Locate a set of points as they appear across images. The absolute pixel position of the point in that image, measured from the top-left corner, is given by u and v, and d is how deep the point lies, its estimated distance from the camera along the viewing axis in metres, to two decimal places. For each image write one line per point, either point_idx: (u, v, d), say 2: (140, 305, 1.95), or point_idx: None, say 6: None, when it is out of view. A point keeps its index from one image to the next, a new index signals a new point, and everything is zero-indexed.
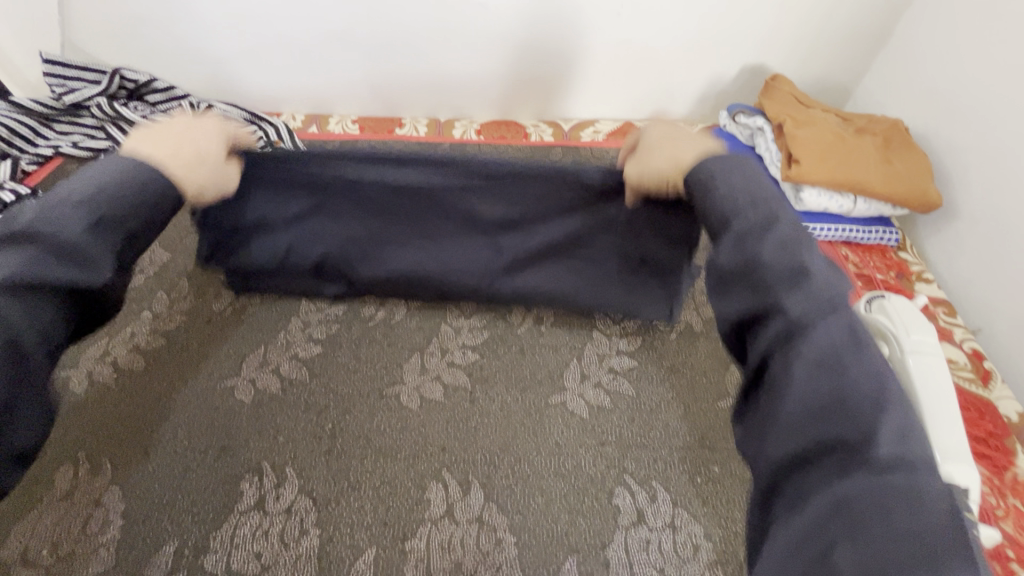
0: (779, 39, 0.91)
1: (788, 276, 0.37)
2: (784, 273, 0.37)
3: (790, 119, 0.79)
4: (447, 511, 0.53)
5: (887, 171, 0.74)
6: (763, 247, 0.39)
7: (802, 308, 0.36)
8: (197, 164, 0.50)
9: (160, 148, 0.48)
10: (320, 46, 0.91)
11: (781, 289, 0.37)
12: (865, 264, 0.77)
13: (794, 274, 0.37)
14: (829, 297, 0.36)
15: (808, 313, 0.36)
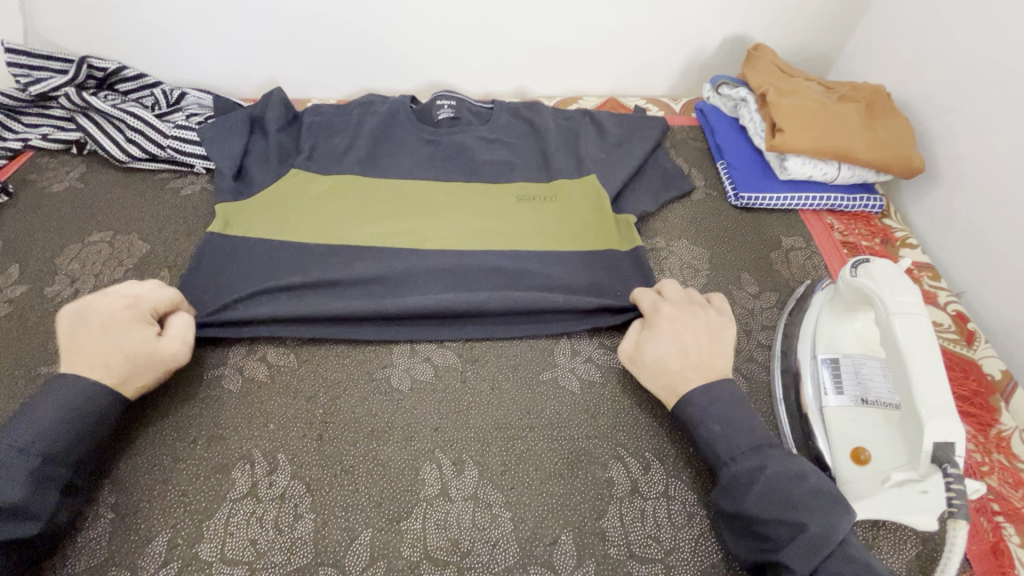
0: (760, 8, 0.90)
1: (791, 525, 0.45)
2: (784, 506, 0.45)
3: (773, 88, 0.78)
4: (442, 490, 0.53)
5: (872, 138, 0.73)
6: (766, 480, 0.47)
7: (822, 527, 0.44)
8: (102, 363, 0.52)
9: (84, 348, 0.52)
10: (296, 28, 0.89)
11: (781, 532, 0.45)
12: (850, 232, 0.78)
13: (794, 521, 0.45)
14: (830, 539, 0.44)
15: (810, 539, 0.44)
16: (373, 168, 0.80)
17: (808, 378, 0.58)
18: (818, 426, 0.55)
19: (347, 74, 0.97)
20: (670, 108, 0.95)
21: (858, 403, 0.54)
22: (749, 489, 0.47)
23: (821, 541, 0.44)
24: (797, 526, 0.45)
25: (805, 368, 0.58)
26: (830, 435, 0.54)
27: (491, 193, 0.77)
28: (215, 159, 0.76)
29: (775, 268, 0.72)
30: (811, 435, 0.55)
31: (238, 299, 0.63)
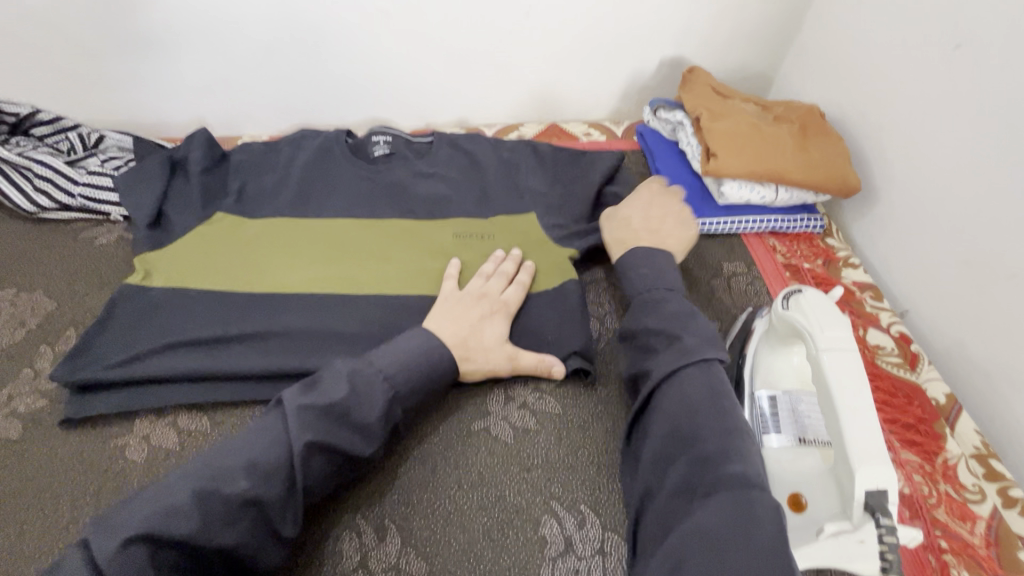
0: (695, 30, 0.90)
1: (720, 431, 0.45)
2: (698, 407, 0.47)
3: (708, 111, 0.77)
4: (360, 562, 0.49)
5: (806, 159, 0.73)
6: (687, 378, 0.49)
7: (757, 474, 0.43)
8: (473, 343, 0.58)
9: (447, 329, 0.58)
10: (223, 63, 0.86)
11: (707, 435, 0.45)
12: (792, 254, 0.76)
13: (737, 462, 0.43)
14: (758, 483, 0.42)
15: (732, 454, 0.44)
16: (301, 207, 0.76)
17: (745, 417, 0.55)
18: None
19: (281, 109, 0.94)
20: (612, 132, 0.94)
21: (797, 444, 0.52)
22: (686, 387, 0.49)
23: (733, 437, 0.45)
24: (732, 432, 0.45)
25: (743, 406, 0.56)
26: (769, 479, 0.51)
27: (427, 230, 0.74)
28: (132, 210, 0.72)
29: (716, 295, 0.71)
30: None
31: (150, 350, 0.60)
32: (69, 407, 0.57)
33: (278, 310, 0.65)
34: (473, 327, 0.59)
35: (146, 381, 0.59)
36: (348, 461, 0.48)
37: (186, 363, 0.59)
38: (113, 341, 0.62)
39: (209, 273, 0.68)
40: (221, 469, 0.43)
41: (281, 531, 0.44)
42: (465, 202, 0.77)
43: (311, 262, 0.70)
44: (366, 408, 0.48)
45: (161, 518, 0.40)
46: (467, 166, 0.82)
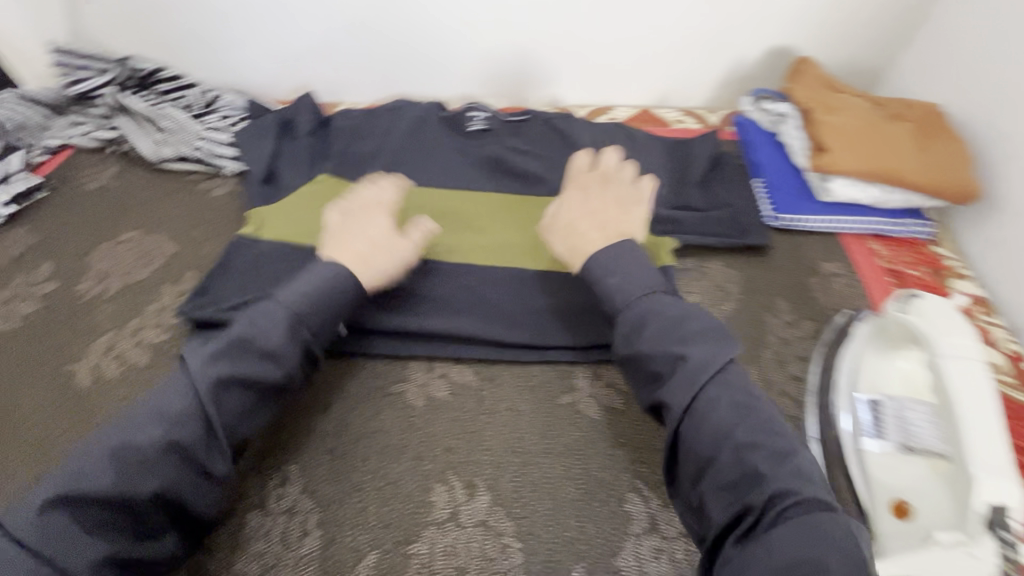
0: (807, 19, 0.86)
1: (777, 451, 0.42)
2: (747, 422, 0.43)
3: (819, 106, 0.75)
4: (451, 515, 0.52)
5: (924, 161, 0.69)
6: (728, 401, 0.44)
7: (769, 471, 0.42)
8: (382, 247, 0.59)
9: (357, 242, 0.59)
10: (332, 31, 0.89)
11: (759, 459, 0.42)
12: (896, 259, 0.73)
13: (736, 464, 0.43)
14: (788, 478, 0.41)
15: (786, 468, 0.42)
16: (399, 173, 0.79)
17: (845, 417, 0.54)
18: (853, 471, 0.51)
19: (379, 79, 0.96)
20: (707, 121, 0.92)
21: (901, 451, 0.51)
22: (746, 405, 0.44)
23: (798, 467, 0.42)
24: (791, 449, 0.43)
25: (842, 408, 0.54)
26: (868, 482, 0.50)
27: (520, 205, 0.76)
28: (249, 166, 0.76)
29: (813, 294, 0.69)
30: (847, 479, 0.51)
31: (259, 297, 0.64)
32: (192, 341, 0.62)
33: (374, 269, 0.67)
34: (345, 242, 0.59)
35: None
36: (266, 392, 0.49)
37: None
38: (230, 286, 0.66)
39: (313, 228, 0.71)
40: (134, 423, 0.45)
41: (211, 469, 0.46)
42: (558, 180, 0.78)
43: (408, 228, 0.73)
44: (215, 375, 0.47)
45: (114, 464, 0.43)
46: (560, 145, 0.82)
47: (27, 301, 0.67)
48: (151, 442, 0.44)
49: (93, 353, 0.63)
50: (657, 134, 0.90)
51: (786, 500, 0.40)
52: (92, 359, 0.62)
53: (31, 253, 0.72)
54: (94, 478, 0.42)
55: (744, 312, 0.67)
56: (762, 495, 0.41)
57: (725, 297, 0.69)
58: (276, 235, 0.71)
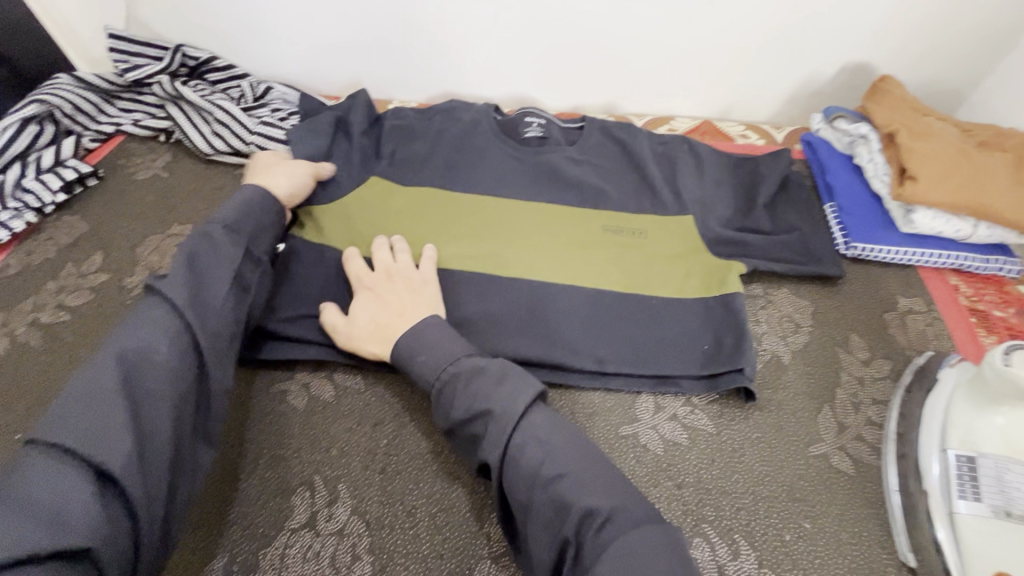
0: (890, 35, 0.81)
1: (553, 473, 0.46)
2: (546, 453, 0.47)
3: (904, 128, 0.70)
4: (508, 550, 0.49)
5: (1022, 195, 0.64)
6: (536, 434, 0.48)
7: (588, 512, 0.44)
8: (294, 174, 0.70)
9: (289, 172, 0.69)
10: (387, 27, 0.86)
11: (566, 490, 0.45)
12: (979, 298, 0.68)
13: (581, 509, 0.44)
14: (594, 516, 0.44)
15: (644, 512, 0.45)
16: (453, 178, 0.76)
17: (933, 474, 0.50)
18: (944, 534, 0.48)
19: (432, 77, 0.94)
20: (773, 138, 0.88)
21: (1000, 516, 0.46)
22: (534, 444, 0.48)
23: (603, 486, 0.46)
24: (561, 472, 0.46)
25: (930, 464, 0.51)
26: (960, 548, 0.47)
27: (580, 219, 0.72)
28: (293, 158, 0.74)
29: (889, 331, 0.65)
30: (936, 541, 0.48)
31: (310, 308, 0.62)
32: (243, 345, 0.60)
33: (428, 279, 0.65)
34: (385, 320, 0.59)
35: (311, 337, 0.61)
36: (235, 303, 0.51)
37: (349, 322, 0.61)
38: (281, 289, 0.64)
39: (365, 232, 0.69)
40: (133, 344, 0.43)
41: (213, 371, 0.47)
42: (619, 193, 0.75)
43: (463, 235, 0.70)
44: (216, 312, 0.48)
45: (130, 381, 0.41)
46: (621, 156, 0.79)
47: (77, 291, 0.66)
48: (161, 349, 0.44)
49: None
50: (720, 148, 0.86)
51: (619, 522, 0.43)
52: None
53: (82, 242, 0.71)
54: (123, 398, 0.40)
55: (816, 346, 0.64)
56: (574, 525, 0.44)
57: (795, 328, 0.65)
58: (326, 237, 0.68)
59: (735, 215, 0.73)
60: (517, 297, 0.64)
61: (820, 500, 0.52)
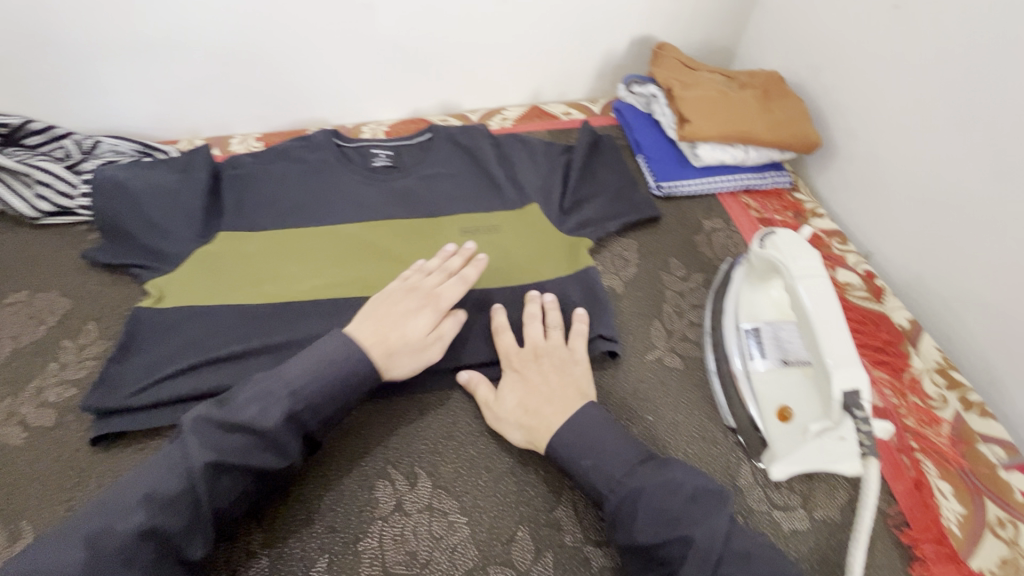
0: (660, 9, 0.96)
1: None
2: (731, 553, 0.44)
3: (678, 83, 0.84)
4: (396, 506, 0.53)
5: (770, 120, 0.79)
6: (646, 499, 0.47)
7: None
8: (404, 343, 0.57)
9: (366, 328, 0.57)
10: (213, 65, 0.89)
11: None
12: (764, 208, 0.83)
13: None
14: None
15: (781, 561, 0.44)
16: (304, 195, 0.80)
17: (733, 348, 0.61)
18: (745, 392, 0.58)
19: (270, 107, 0.97)
20: (590, 110, 1.00)
21: (781, 365, 0.59)
22: (662, 504, 0.46)
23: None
24: (682, 540, 0.44)
25: (731, 340, 0.62)
26: (756, 399, 0.57)
27: (426, 211, 0.79)
28: (136, 233, 0.73)
29: (699, 250, 0.77)
30: (741, 399, 0.58)
31: (172, 353, 0.63)
32: (99, 427, 0.58)
33: (291, 298, 0.69)
34: (540, 406, 0.56)
35: (171, 402, 0.60)
36: (260, 478, 0.48)
37: (214, 371, 0.62)
38: (141, 358, 0.63)
39: (223, 264, 0.72)
40: (119, 506, 0.44)
41: (192, 546, 0.46)
42: (461, 183, 0.83)
43: (319, 244, 0.75)
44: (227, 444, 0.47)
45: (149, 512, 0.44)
46: (459, 149, 0.86)
47: None
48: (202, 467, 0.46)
49: None
50: (546, 127, 0.96)
51: None
52: None
53: None
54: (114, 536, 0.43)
55: (643, 273, 0.74)
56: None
57: (625, 263, 0.75)
58: (181, 279, 0.70)
59: (571, 192, 0.81)
60: (379, 291, 0.70)
61: (658, 395, 0.62)
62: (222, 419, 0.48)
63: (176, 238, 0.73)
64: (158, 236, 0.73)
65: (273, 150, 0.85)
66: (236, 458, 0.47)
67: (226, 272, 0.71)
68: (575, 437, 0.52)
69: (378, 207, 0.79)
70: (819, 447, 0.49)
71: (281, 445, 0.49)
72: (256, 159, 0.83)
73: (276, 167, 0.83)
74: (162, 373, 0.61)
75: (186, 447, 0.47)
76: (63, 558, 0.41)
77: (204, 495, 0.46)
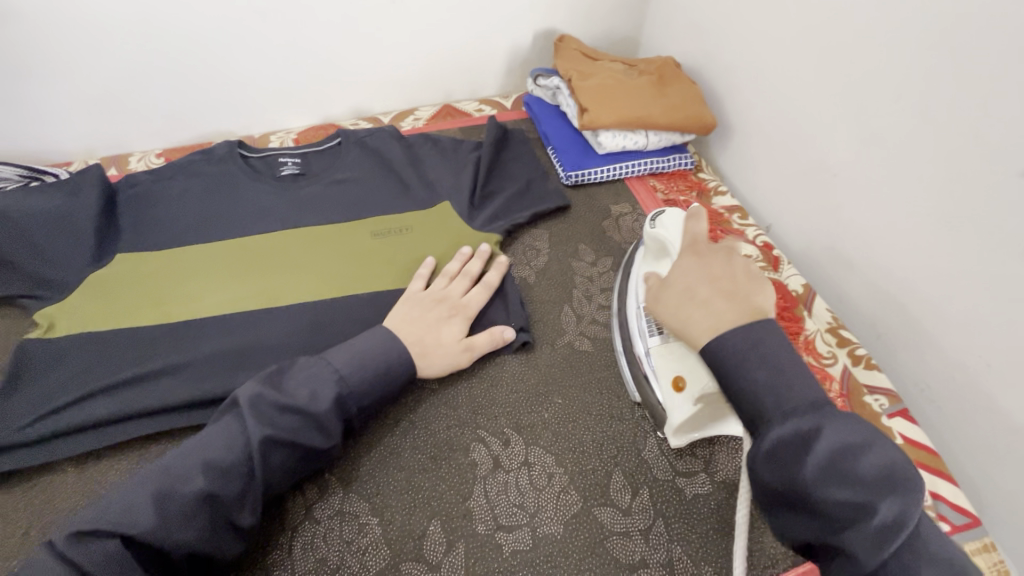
0: (561, 3, 0.98)
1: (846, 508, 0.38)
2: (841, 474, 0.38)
3: (577, 74, 0.85)
4: (306, 515, 0.53)
5: (665, 104, 0.81)
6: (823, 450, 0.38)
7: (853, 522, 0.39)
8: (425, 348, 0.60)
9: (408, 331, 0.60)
10: (102, 81, 0.85)
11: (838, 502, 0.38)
12: (670, 190, 0.86)
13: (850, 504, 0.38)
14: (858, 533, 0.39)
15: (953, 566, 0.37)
16: (207, 209, 0.78)
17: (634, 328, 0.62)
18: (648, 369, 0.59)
19: (171, 122, 0.93)
20: (502, 106, 1.01)
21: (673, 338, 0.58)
22: (846, 464, 0.38)
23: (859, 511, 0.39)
24: (862, 508, 0.37)
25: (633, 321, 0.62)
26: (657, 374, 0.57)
27: (335, 216, 0.78)
28: (20, 262, 0.69)
29: (608, 234, 0.79)
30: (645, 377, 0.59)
31: (64, 384, 0.61)
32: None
33: (194, 316, 0.67)
34: (708, 302, 0.47)
35: (63, 434, 0.57)
36: (309, 454, 0.50)
37: (109, 398, 0.59)
38: (28, 392, 0.60)
39: (119, 287, 0.69)
40: (178, 471, 0.46)
41: (238, 521, 0.46)
42: (371, 186, 0.82)
43: (224, 258, 0.73)
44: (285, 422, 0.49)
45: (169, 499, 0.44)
46: (368, 153, 0.86)
47: None
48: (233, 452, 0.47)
49: None
50: (458, 125, 0.97)
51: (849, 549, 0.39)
52: None
53: None
54: (144, 516, 0.43)
55: (554, 261, 0.75)
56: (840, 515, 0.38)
57: (537, 253, 0.77)
58: (72, 306, 0.66)
59: (481, 186, 0.81)
60: (287, 301, 0.69)
61: (569, 379, 0.63)
62: (279, 399, 0.50)
63: (67, 264, 0.69)
64: (46, 263, 0.69)
65: (173, 165, 0.82)
66: (293, 434, 0.49)
67: (123, 295, 0.68)
68: (746, 343, 0.44)
69: (286, 216, 0.78)
70: (699, 411, 0.54)
71: (327, 426, 0.51)
72: (154, 176, 0.80)
73: (176, 182, 0.80)
74: (52, 406, 0.58)
75: (217, 437, 0.48)
76: (138, 513, 0.43)
77: (259, 467, 0.47)
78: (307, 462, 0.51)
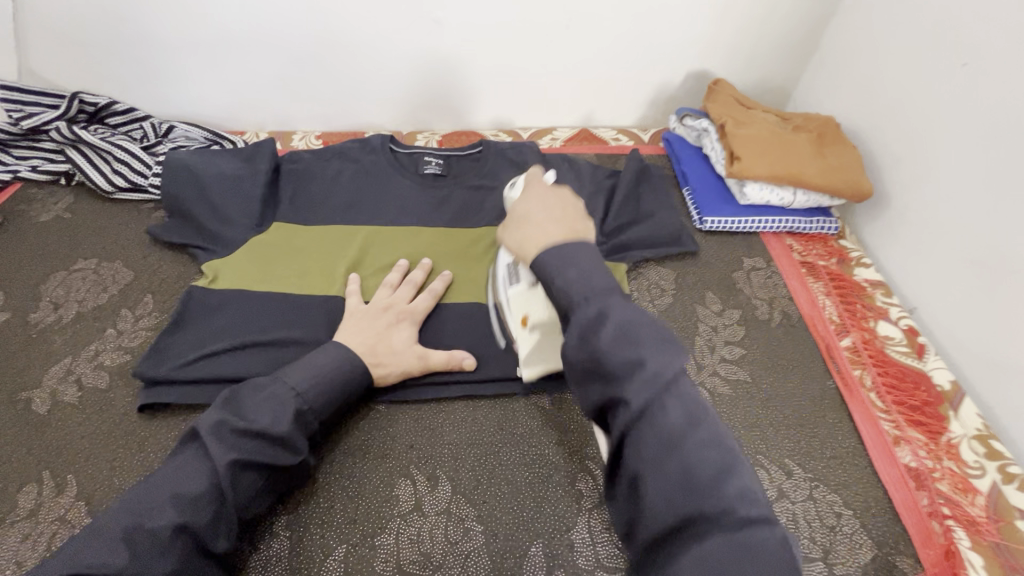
0: (719, 46, 0.97)
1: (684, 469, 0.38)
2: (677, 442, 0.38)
3: (731, 119, 0.84)
4: (416, 506, 0.55)
5: (823, 165, 0.79)
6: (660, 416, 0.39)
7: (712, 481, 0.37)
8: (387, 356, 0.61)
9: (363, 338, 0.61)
10: (282, 65, 0.94)
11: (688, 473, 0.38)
12: (808, 252, 0.82)
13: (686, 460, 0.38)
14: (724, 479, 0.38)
15: (725, 479, 0.37)
16: (356, 194, 0.83)
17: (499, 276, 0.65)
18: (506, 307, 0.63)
19: (331, 109, 1.01)
20: (639, 139, 1.01)
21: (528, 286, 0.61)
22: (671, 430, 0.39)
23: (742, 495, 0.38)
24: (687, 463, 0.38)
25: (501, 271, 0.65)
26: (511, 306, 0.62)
27: (471, 221, 0.81)
28: (198, 215, 0.77)
29: (738, 287, 0.77)
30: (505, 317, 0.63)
31: (220, 333, 0.67)
32: (145, 396, 0.61)
33: (336, 292, 0.72)
34: (565, 286, 0.45)
35: (212, 380, 0.63)
36: (275, 473, 0.51)
37: (255, 354, 0.65)
38: (190, 334, 0.67)
39: (274, 253, 0.75)
40: (143, 504, 0.45)
41: (215, 548, 0.46)
42: (506, 197, 0.84)
43: (366, 242, 0.78)
44: (247, 449, 0.49)
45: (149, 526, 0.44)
46: (508, 163, 0.88)
47: None
48: (201, 480, 0.47)
49: (50, 379, 0.64)
50: (594, 150, 0.98)
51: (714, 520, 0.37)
52: (50, 386, 0.63)
53: None
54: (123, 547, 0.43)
55: (679, 304, 0.75)
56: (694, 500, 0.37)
57: (661, 292, 0.76)
58: (234, 264, 0.73)
59: (614, 216, 0.81)
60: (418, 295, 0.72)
61: None
62: (240, 425, 0.50)
63: (234, 224, 0.77)
64: (218, 221, 0.77)
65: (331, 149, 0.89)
66: (257, 455, 0.49)
67: (277, 261, 0.74)
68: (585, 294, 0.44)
69: (425, 213, 0.82)
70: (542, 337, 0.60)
71: (293, 444, 0.52)
72: (314, 155, 0.87)
73: (332, 163, 0.86)
74: (209, 351, 0.64)
75: (167, 474, 0.47)
76: (105, 556, 0.42)
77: (228, 492, 0.47)
78: (278, 479, 0.52)
